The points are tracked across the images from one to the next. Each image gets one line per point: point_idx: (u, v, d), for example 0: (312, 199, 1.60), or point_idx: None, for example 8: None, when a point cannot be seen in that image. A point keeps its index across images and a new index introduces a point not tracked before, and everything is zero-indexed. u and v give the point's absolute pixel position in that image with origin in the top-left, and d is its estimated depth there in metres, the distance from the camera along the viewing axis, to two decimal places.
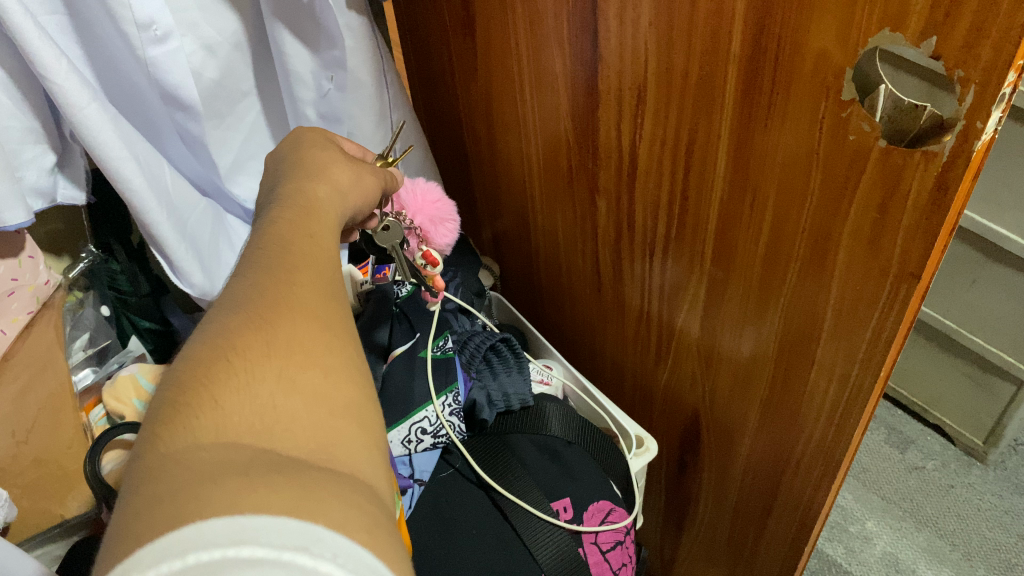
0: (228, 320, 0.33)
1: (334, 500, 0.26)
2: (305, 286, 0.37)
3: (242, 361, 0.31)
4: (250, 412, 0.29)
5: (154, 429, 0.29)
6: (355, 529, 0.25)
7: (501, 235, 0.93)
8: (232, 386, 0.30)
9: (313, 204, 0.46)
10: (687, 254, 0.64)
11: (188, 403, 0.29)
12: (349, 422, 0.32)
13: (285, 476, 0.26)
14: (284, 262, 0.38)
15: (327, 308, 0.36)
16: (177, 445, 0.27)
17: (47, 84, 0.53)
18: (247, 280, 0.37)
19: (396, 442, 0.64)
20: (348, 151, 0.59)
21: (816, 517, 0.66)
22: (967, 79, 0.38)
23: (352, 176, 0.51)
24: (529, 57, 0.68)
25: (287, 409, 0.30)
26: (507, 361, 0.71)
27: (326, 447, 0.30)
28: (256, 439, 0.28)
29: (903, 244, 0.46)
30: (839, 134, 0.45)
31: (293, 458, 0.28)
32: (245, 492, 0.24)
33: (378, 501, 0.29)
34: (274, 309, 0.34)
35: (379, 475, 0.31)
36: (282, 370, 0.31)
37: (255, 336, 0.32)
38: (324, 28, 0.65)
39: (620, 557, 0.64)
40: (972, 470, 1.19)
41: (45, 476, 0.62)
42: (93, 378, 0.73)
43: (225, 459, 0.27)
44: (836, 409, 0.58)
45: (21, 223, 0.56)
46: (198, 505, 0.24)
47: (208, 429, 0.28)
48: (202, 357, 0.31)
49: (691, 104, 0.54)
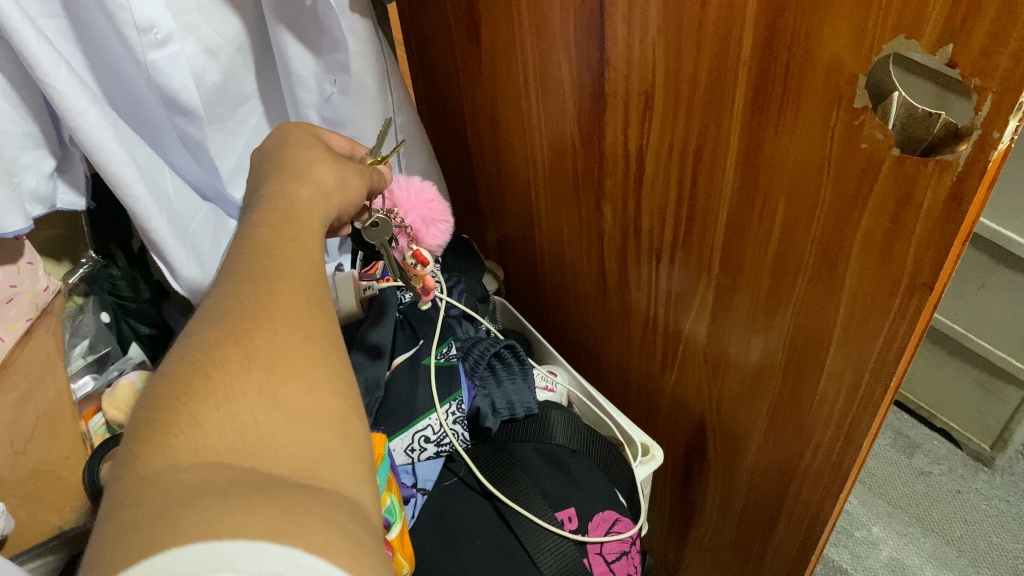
0: (207, 332, 0.32)
1: (316, 521, 0.25)
2: (286, 292, 0.35)
3: (222, 376, 0.30)
4: (231, 429, 0.28)
5: (132, 448, 0.28)
6: (338, 550, 0.24)
7: (505, 238, 0.92)
8: (212, 402, 0.29)
9: (297, 207, 0.45)
10: (694, 260, 0.63)
11: (169, 421, 0.28)
12: (334, 438, 0.31)
13: (266, 496, 0.25)
14: (267, 269, 0.37)
15: (311, 316, 0.35)
16: (156, 466, 0.27)
17: (46, 89, 0.52)
18: (228, 288, 0.35)
19: (399, 450, 0.63)
20: (334, 145, 0.57)
21: (824, 526, 0.65)
22: (984, 88, 0.37)
23: (338, 176, 0.50)
24: (534, 60, 0.67)
25: (268, 425, 0.29)
26: (511, 369, 0.70)
27: (310, 464, 0.29)
28: (237, 457, 0.28)
29: (916, 254, 0.45)
30: (851, 142, 0.44)
31: (275, 476, 0.27)
32: (223, 516, 0.24)
33: (364, 520, 0.28)
34: (252, 318, 0.33)
35: (366, 491, 0.30)
36: (264, 384, 0.31)
37: (235, 350, 0.31)
38: (328, 31, 0.64)
39: (626, 567, 0.63)
40: (978, 475, 1.18)
41: (43, 488, 0.62)
42: (92, 386, 0.72)
43: (203, 480, 0.26)
44: (846, 420, 0.57)
45: (19, 230, 0.56)
46: (174, 531, 0.23)
47: (186, 449, 0.27)
48: (182, 370, 0.30)
49: (700, 109, 0.53)
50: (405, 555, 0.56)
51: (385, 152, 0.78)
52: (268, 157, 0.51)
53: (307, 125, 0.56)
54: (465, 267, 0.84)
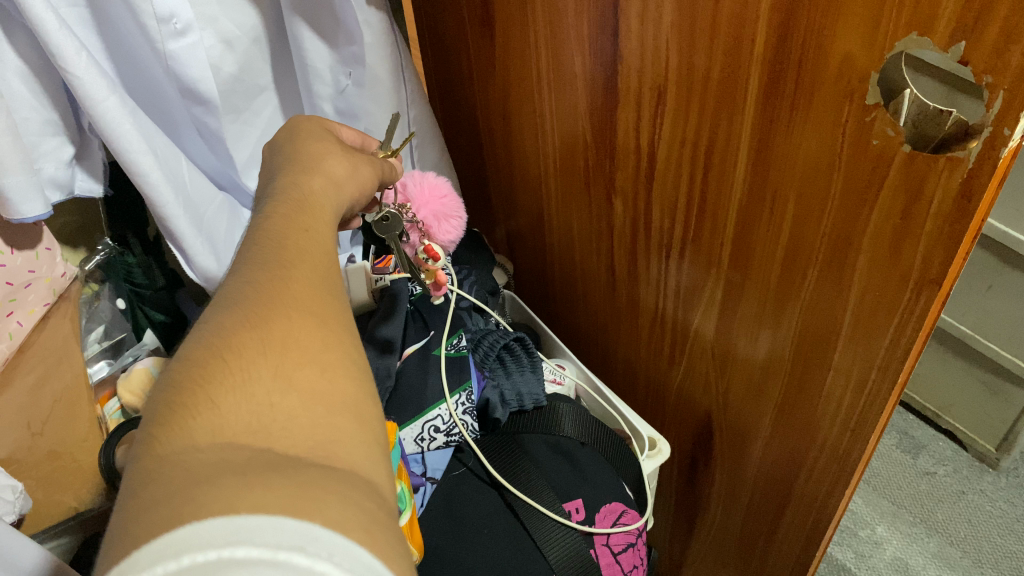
0: (224, 318, 0.33)
1: (332, 499, 0.25)
2: (300, 281, 0.36)
3: (238, 361, 0.30)
4: (247, 411, 0.29)
5: (151, 431, 0.28)
6: (353, 526, 0.24)
7: (515, 233, 0.93)
8: (227, 384, 0.29)
9: (310, 198, 0.45)
10: (703, 256, 0.64)
11: (186, 403, 0.29)
12: (348, 420, 0.31)
13: (283, 475, 0.25)
14: (279, 258, 0.37)
15: (324, 303, 0.35)
16: (173, 448, 0.27)
17: (68, 77, 0.53)
18: (244, 277, 0.36)
19: (409, 439, 0.64)
20: (346, 138, 0.58)
21: (828, 523, 0.66)
22: (995, 85, 0.37)
23: (348, 167, 0.51)
24: (548, 55, 0.67)
25: (284, 406, 0.30)
26: (520, 360, 0.71)
27: (325, 445, 0.29)
28: (254, 438, 0.28)
29: (925, 250, 0.45)
30: (863, 138, 0.45)
31: (290, 456, 0.27)
32: (242, 493, 0.24)
33: (379, 498, 0.28)
34: (268, 305, 0.33)
35: (381, 472, 0.30)
36: (279, 366, 0.31)
37: (249, 335, 0.32)
38: (344, 24, 0.65)
39: (633, 558, 0.64)
40: (984, 476, 1.18)
41: (58, 470, 0.62)
42: (107, 371, 0.75)
43: (221, 459, 0.26)
44: (852, 416, 0.58)
45: (38, 215, 0.57)
46: (194, 506, 0.24)
47: (203, 430, 0.28)
48: (199, 356, 0.31)
49: (712, 106, 0.54)
50: (414, 541, 0.58)
51: (395, 143, 0.77)
52: (279, 150, 0.51)
53: (319, 117, 0.56)
54: (475, 261, 0.85)
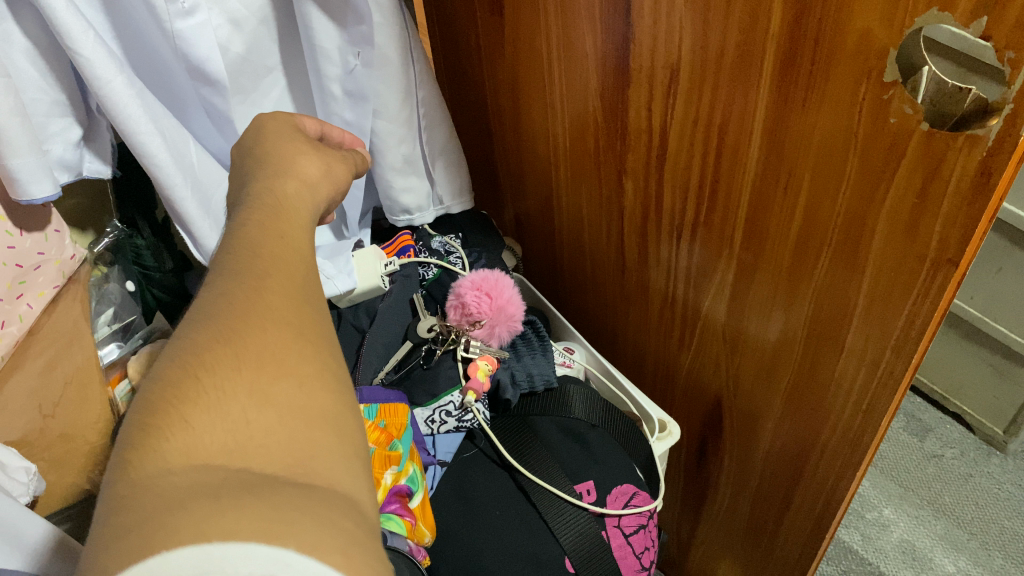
0: (195, 334, 0.32)
1: (308, 520, 0.24)
2: (276, 289, 0.35)
3: (212, 378, 0.29)
4: (223, 431, 0.28)
5: (123, 454, 0.27)
6: (328, 548, 0.24)
7: (524, 215, 0.93)
8: (203, 404, 0.28)
9: (284, 202, 0.44)
10: (715, 239, 0.64)
11: (159, 424, 0.28)
12: (328, 434, 0.30)
13: (257, 497, 0.25)
14: (261, 260, 0.36)
15: (304, 309, 0.35)
16: (148, 472, 0.26)
17: (74, 56, 0.52)
18: (230, 272, 0.35)
19: (420, 419, 0.66)
20: (308, 130, 0.55)
21: (840, 503, 0.66)
22: (1018, 61, 0.36)
23: (323, 169, 0.50)
24: (559, 35, 0.67)
25: (260, 424, 0.29)
26: (532, 347, 0.73)
27: (302, 462, 0.28)
28: (229, 459, 0.27)
29: (942, 231, 0.45)
30: (880, 116, 0.44)
31: (266, 475, 0.27)
32: (215, 519, 0.23)
33: (360, 515, 0.27)
34: (242, 318, 0.32)
35: (363, 487, 0.30)
36: (255, 385, 0.30)
37: (224, 351, 0.31)
38: (353, 4, 0.64)
39: (643, 540, 0.63)
40: (991, 459, 1.18)
41: (72, 451, 0.63)
42: (118, 353, 0.74)
43: (195, 482, 0.25)
44: (865, 397, 0.57)
45: (47, 196, 0.56)
46: (164, 534, 0.23)
47: (177, 452, 0.27)
48: (173, 375, 0.30)
49: (726, 83, 0.53)
50: (427, 522, 0.58)
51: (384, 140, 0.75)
52: (248, 154, 0.49)
53: (282, 113, 0.54)
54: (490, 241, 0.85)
